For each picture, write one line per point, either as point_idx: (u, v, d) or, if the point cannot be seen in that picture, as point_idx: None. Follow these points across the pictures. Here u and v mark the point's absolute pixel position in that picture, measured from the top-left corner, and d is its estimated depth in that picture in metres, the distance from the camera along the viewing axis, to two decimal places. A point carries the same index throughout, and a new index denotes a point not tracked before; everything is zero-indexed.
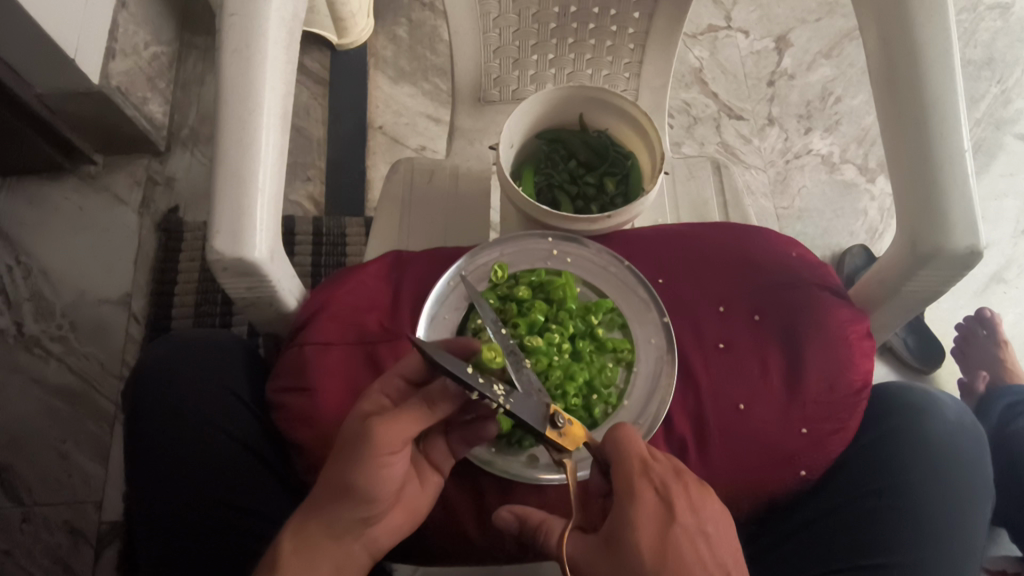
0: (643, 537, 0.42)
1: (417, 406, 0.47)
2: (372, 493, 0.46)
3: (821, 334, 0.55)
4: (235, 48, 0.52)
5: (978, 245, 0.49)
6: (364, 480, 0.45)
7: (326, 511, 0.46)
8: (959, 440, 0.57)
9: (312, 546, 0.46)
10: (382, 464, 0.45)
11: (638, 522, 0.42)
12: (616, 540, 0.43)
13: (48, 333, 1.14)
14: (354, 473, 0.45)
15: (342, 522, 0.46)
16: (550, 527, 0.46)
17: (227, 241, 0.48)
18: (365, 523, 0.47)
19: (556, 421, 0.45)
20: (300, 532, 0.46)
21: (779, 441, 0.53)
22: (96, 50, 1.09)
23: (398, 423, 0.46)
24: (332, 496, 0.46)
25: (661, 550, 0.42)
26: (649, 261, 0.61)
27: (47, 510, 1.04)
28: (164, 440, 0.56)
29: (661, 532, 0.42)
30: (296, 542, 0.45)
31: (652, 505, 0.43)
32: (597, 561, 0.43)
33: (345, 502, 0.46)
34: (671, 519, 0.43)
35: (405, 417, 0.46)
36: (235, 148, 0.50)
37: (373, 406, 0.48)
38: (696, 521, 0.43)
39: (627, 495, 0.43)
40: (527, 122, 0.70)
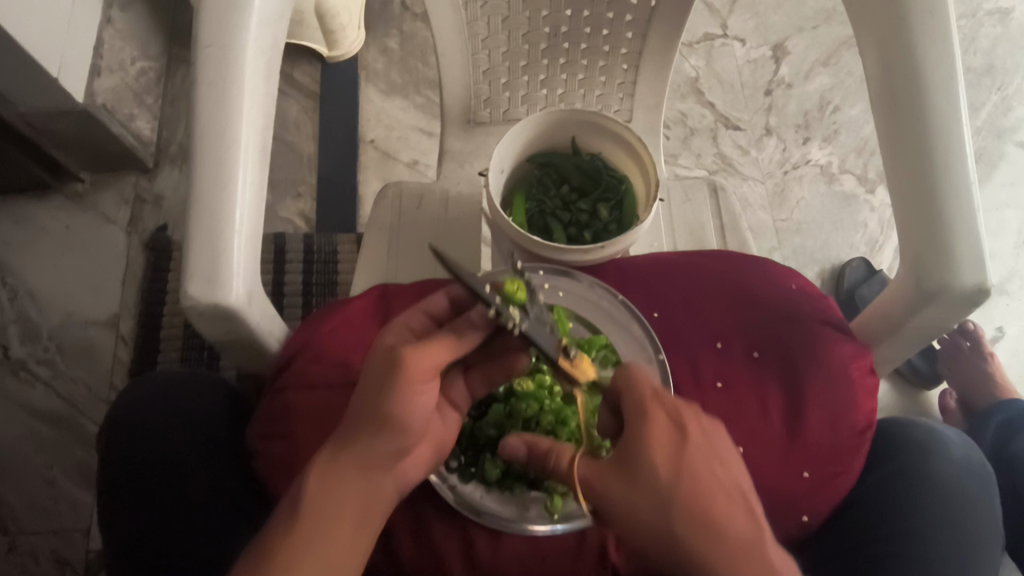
0: (657, 458, 0.42)
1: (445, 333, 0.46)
2: (404, 421, 0.44)
3: (821, 372, 0.53)
4: (210, 81, 0.50)
5: (986, 282, 0.47)
6: (396, 406, 0.44)
7: (356, 443, 0.43)
8: (967, 479, 0.55)
9: (344, 483, 0.43)
10: (415, 392, 0.44)
11: (651, 443, 0.42)
12: (628, 457, 0.42)
13: (35, 356, 1.12)
14: (387, 399, 0.43)
15: (374, 454, 0.44)
16: (560, 453, 0.45)
17: (201, 286, 0.46)
18: (398, 456, 0.45)
19: (566, 352, 0.47)
20: (328, 468, 0.43)
21: (779, 486, 0.51)
22: (80, 68, 1.07)
23: (429, 346, 0.45)
24: (364, 425, 0.44)
25: (676, 469, 0.42)
26: (643, 295, 0.59)
27: (34, 539, 1.02)
28: (138, 491, 0.54)
29: (675, 453, 0.42)
30: (324, 478, 0.43)
31: (664, 427, 0.43)
32: (611, 486, 0.42)
33: (379, 434, 0.44)
34: (684, 441, 0.43)
35: (436, 342, 0.45)
36: (210, 188, 0.48)
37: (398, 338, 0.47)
38: (708, 444, 0.43)
39: (639, 418, 0.43)
40: (518, 146, 0.68)
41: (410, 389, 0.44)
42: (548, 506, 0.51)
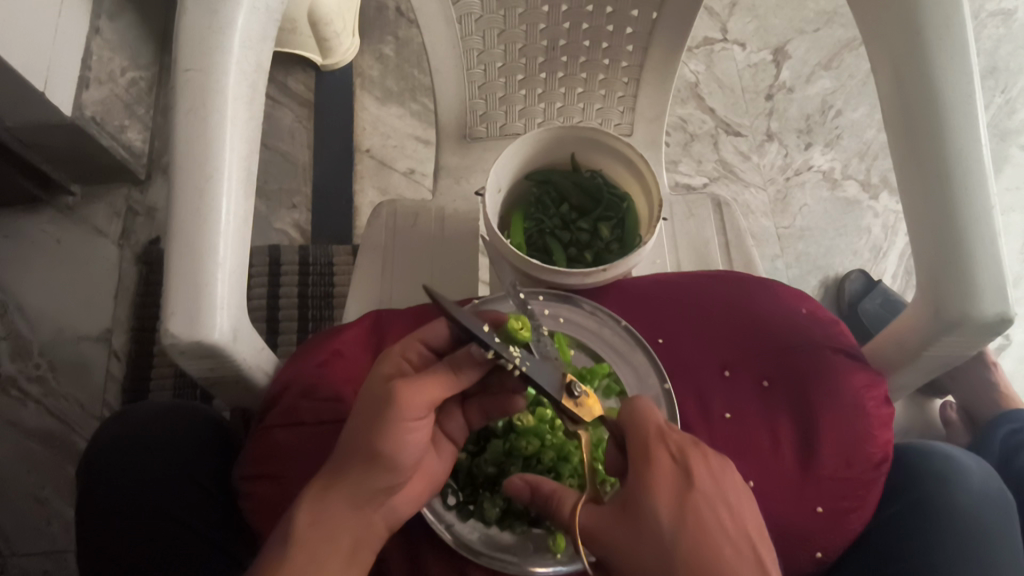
0: (659, 505, 0.40)
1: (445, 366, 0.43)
2: (397, 460, 0.42)
3: (835, 401, 0.51)
4: (191, 107, 0.48)
5: (1007, 311, 0.45)
6: (390, 442, 0.41)
7: (347, 479, 0.41)
8: (986, 512, 0.52)
9: (333, 518, 0.41)
10: (409, 429, 0.42)
11: (654, 486, 0.40)
12: (631, 504, 0.40)
13: (26, 374, 1.10)
14: (381, 437, 0.41)
15: (365, 492, 0.42)
16: (563, 497, 0.44)
17: (183, 323, 0.43)
18: (389, 493, 0.43)
19: (572, 390, 0.44)
20: (316, 504, 0.41)
21: (792, 523, 0.48)
22: (67, 81, 1.05)
23: (427, 380, 0.42)
24: (355, 461, 0.41)
25: (678, 516, 0.39)
26: (647, 321, 0.57)
27: (26, 560, 1.00)
28: (118, 532, 0.54)
29: (678, 497, 0.40)
30: (313, 512, 0.41)
31: (668, 470, 0.40)
32: (614, 530, 0.40)
33: (370, 471, 0.41)
34: (690, 487, 0.40)
35: (434, 376, 0.42)
36: (191, 219, 0.45)
37: (395, 368, 0.44)
38: (717, 489, 0.40)
39: (642, 459, 0.41)
40: (515, 164, 0.66)
41: (406, 424, 0.41)
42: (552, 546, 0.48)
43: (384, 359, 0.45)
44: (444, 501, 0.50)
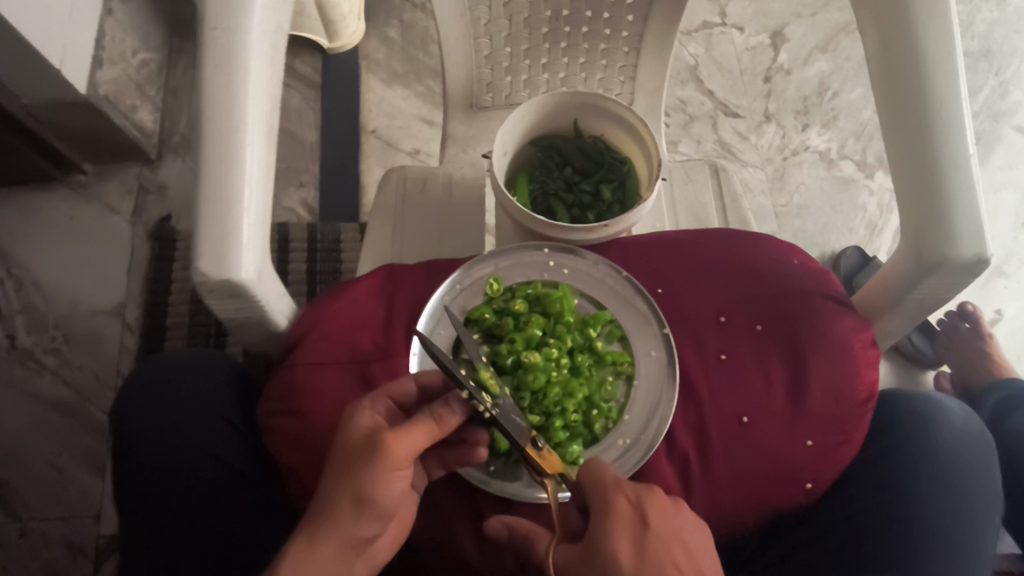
0: (619, 547, 0.42)
1: (425, 418, 0.47)
2: (383, 508, 0.44)
3: (824, 344, 0.54)
4: (217, 64, 0.51)
5: (984, 252, 0.48)
6: (379, 491, 0.44)
7: (338, 526, 0.43)
8: (967, 448, 0.57)
9: (323, 565, 0.42)
10: (393, 476, 0.45)
11: (615, 529, 0.42)
12: (591, 547, 0.43)
13: (42, 346, 1.12)
14: (369, 483, 0.44)
15: (354, 539, 0.44)
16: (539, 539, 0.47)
17: (212, 263, 0.46)
18: (372, 538, 0.45)
19: (535, 441, 0.47)
20: (307, 551, 0.42)
21: (784, 455, 0.52)
22: (82, 59, 1.08)
23: (411, 431, 0.45)
24: (346, 510, 0.43)
25: (637, 555, 0.41)
26: (647, 271, 0.60)
27: (45, 524, 1.03)
28: (153, 469, 0.55)
29: (636, 541, 0.42)
30: (305, 559, 0.42)
31: (626, 515, 0.43)
32: (577, 573, 0.43)
33: (357, 517, 0.44)
34: (647, 528, 0.43)
35: (417, 428, 0.46)
36: (217, 167, 0.48)
37: (372, 422, 0.47)
38: (672, 531, 0.43)
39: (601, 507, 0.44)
40: (522, 128, 0.69)
41: (391, 475, 0.45)
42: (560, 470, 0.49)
43: (359, 414, 0.48)
44: None
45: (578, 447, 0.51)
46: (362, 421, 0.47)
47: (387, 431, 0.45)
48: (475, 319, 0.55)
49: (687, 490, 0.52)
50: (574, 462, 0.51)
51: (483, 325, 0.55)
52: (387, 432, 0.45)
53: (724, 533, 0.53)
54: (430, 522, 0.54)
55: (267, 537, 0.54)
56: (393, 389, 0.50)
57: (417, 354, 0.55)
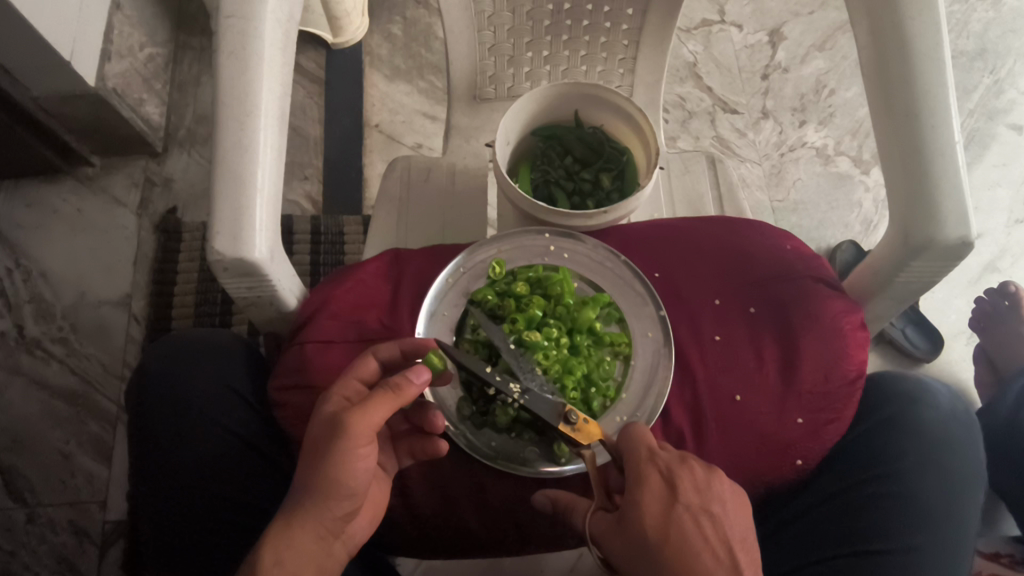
0: (648, 515, 0.44)
1: (381, 396, 0.47)
2: (350, 489, 0.46)
3: (815, 326, 0.57)
4: (231, 51, 0.54)
5: (969, 235, 0.51)
6: (344, 473, 0.45)
7: (309, 514, 0.45)
8: (952, 427, 0.60)
9: (300, 552, 0.45)
10: (358, 455, 0.46)
11: (642, 498, 0.45)
12: (623, 515, 0.45)
13: (49, 335, 1.14)
14: (334, 464, 0.45)
15: (326, 523, 0.46)
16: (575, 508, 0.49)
17: (227, 242, 0.49)
18: (346, 519, 0.47)
19: (569, 417, 0.50)
20: (282, 541, 0.45)
21: (776, 432, 0.55)
22: (91, 52, 1.10)
23: (367, 414, 0.46)
24: (314, 498, 0.45)
25: (664, 523, 0.44)
26: (645, 256, 0.62)
27: (51, 510, 1.04)
28: (168, 437, 0.57)
29: (665, 510, 0.44)
30: (281, 548, 0.45)
31: (654, 485, 0.45)
32: (612, 540, 0.46)
33: (328, 498, 0.46)
34: (675, 498, 0.45)
35: (374, 411, 0.46)
36: (235, 151, 0.52)
37: (335, 406, 0.48)
38: (697, 502, 0.45)
39: (630, 479, 0.46)
40: (523, 118, 0.71)
41: (355, 458, 0.46)
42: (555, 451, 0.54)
43: (323, 402, 0.48)
44: (458, 411, 0.56)
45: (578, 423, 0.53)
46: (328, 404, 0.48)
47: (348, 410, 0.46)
48: (479, 300, 0.56)
49: None
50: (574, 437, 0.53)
51: (485, 307, 0.56)
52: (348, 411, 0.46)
53: None
54: (433, 497, 0.56)
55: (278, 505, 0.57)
56: (356, 368, 0.50)
57: (422, 333, 0.57)
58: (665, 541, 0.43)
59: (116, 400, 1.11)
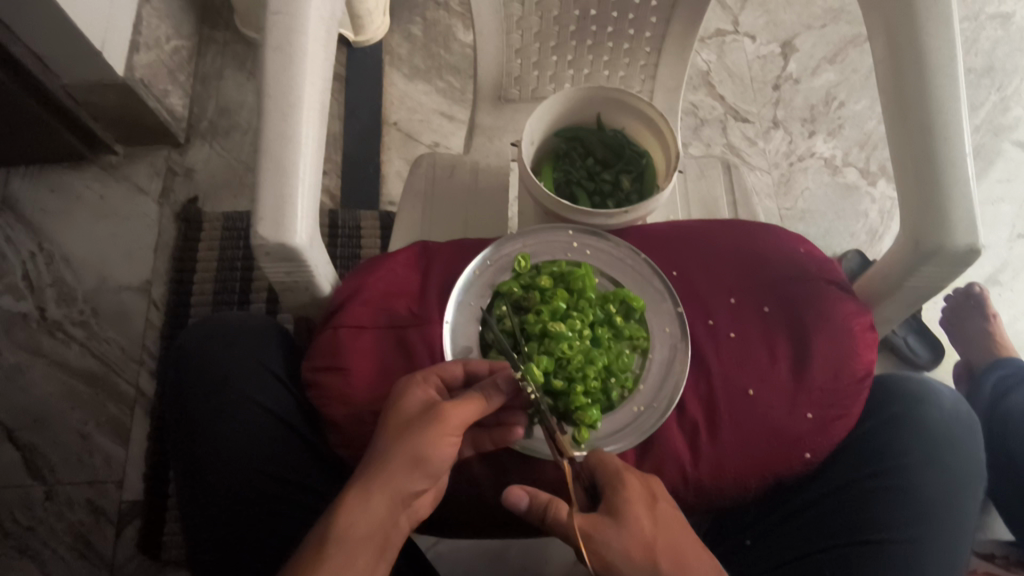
0: (639, 514, 0.48)
1: (475, 395, 0.51)
2: (432, 470, 0.49)
3: (826, 324, 0.60)
4: (277, 45, 0.57)
5: (976, 243, 0.53)
6: (429, 455, 0.49)
7: (389, 485, 0.47)
8: (954, 427, 0.63)
9: (372, 520, 0.47)
10: (445, 442, 0.49)
11: (634, 501, 0.48)
12: (618, 515, 0.48)
13: (70, 318, 1.16)
14: (425, 443, 0.48)
15: (401, 495, 0.48)
16: (559, 507, 0.49)
17: (269, 227, 0.52)
18: (417, 495, 0.49)
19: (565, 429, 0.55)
20: (360, 506, 0.47)
21: (786, 425, 0.57)
22: (121, 44, 1.12)
23: (464, 408, 0.50)
24: (397, 472, 0.48)
25: (652, 521, 0.48)
26: (663, 255, 0.65)
27: (70, 488, 1.07)
28: (208, 414, 0.60)
29: (649, 509, 0.49)
30: (356, 510, 0.47)
31: (639, 489, 0.50)
32: (609, 534, 0.47)
33: (412, 474, 0.48)
34: (656, 501, 0.50)
35: (468, 407, 0.50)
36: (278, 140, 0.54)
37: (424, 398, 0.52)
38: (671, 506, 0.50)
39: (617, 484, 0.50)
40: (547, 120, 0.74)
41: (442, 444, 0.49)
42: (576, 437, 0.54)
43: (410, 389, 0.52)
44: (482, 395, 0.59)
45: (596, 411, 0.54)
46: (417, 392, 0.52)
47: (445, 402, 0.50)
48: (503, 293, 0.59)
49: (694, 452, 0.57)
50: (592, 425, 0.55)
51: (511, 298, 0.59)
52: (445, 403, 0.50)
53: (726, 495, 0.58)
54: (458, 479, 0.59)
55: (312, 482, 0.61)
56: (443, 368, 0.54)
57: (449, 322, 0.60)
58: (656, 537, 0.47)
59: (135, 383, 1.13)
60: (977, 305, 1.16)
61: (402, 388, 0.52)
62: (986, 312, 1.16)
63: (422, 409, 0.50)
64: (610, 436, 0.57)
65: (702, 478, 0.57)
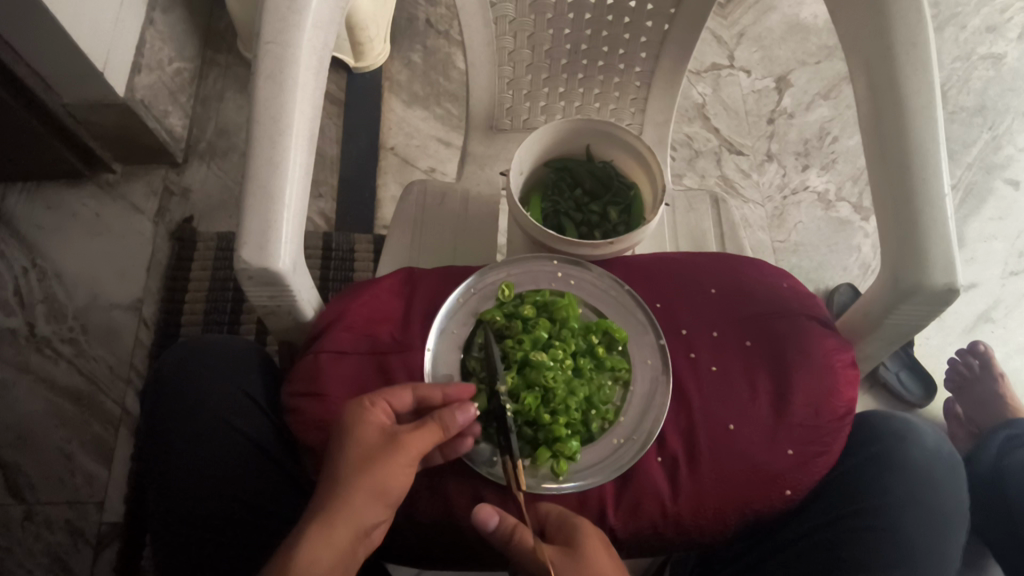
0: (596, 549, 0.49)
1: (437, 424, 0.51)
2: (392, 499, 0.49)
3: (808, 360, 0.59)
4: (269, 73, 0.58)
5: (954, 283, 0.53)
6: (391, 485, 0.49)
7: (353, 518, 0.47)
8: (937, 466, 0.62)
9: (338, 553, 0.46)
10: (406, 472, 0.49)
11: (590, 537, 0.49)
12: (575, 547, 0.49)
13: (60, 335, 1.16)
14: (386, 476, 0.48)
15: (363, 526, 0.48)
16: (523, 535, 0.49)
17: (253, 251, 0.52)
18: (377, 524, 0.49)
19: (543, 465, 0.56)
20: (326, 541, 0.46)
21: (766, 460, 0.56)
22: (122, 64, 1.14)
23: (425, 438, 0.50)
24: (364, 504, 0.48)
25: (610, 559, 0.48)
26: (647, 286, 0.65)
27: (49, 508, 1.05)
28: (183, 436, 0.60)
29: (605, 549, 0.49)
30: (320, 548, 0.46)
31: (593, 530, 0.51)
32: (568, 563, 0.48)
33: (374, 505, 0.48)
34: (609, 544, 0.50)
35: (429, 438, 0.50)
36: (266, 166, 0.55)
37: (381, 423, 0.50)
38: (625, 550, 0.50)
39: (573, 522, 0.51)
40: (536, 151, 0.75)
41: (402, 475, 0.49)
42: (555, 469, 0.55)
43: (364, 415, 0.50)
44: None
45: (576, 443, 0.55)
46: (370, 417, 0.50)
47: (404, 431, 0.49)
48: (486, 321, 0.60)
49: (674, 487, 0.56)
50: (571, 456, 0.55)
51: (494, 326, 0.60)
52: (404, 432, 0.49)
53: (706, 531, 0.57)
54: (433, 505, 0.57)
55: (287, 510, 0.60)
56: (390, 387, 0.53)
57: (432, 349, 0.61)
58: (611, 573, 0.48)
59: (120, 403, 1.12)
60: (986, 366, 1.16)
61: (354, 414, 0.50)
62: (994, 372, 1.15)
63: (382, 436, 0.50)
64: (588, 468, 0.57)
65: (682, 514, 0.56)
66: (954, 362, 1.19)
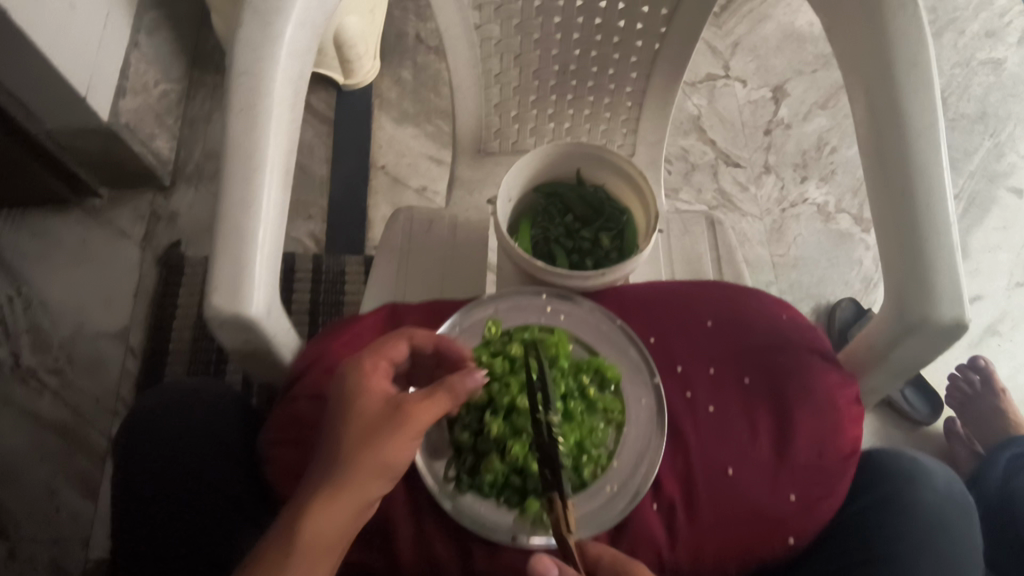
0: None
1: (443, 391, 0.48)
2: (398, 467, 0.47)
3: (809, 399, 0.57)
4: (241, 107, 0.55)
5: (963, 317, 0.50)
6: (397, 451, 0.47)
7: (356, 489, 0.45)
8: (948, 509, 0.59)
9: (341, 522, 0.44)
10: (412, 439, 0.47)
11: None
12: None
13: (45, 365, 1.13)
14: (389, 443, 0.46)
15: (366, 496, 0.46)
16: None
17: (224, 296, 0.50)
18: (380, 494, 0.47)
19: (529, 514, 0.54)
20: (327, 511, 0.44)
21: (767, 507, 0.54)
22: (105, 89, 1.12)
23: (430, 405, 0.47)
24: (368, 473, 0.46)
25: None
26: (640, 321, 0.63)
27: (33, 546, 1.03)
28: (153, 494, 0.57)
29: None
30: (321, 517, 0.44)
31: None
32: None
33: (378, 474, 0.46)
34: None
35: (436, 403, 0.48)
36: (237, 206, 0.52)
37: (384, 388, 0.49)
38: None
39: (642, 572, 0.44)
40: (525, 177, 0.72)
41: (409, 442, 0.47)
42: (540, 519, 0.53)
43: (366, 381, 0.49)
44: (444, 472, 0.55)
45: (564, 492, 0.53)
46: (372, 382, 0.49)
47: (409, 398, 0.47)
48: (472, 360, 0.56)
49: (672, 535, 0.53)
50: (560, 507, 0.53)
51: (479, 367, 0.56)
52: (409, 399, 0.47)
53: None
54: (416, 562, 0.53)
55: None
56: (391, 348, 0.52)
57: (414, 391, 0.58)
58: None
59: (106, 435, 1.10)
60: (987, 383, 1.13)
61: (356, 380, 0.49)
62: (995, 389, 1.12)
63: (386, 404, 0.48)
64: (581, 520, 0.54)
65: (680, 563, 0.53)
66: (954, 377, 1.15)
